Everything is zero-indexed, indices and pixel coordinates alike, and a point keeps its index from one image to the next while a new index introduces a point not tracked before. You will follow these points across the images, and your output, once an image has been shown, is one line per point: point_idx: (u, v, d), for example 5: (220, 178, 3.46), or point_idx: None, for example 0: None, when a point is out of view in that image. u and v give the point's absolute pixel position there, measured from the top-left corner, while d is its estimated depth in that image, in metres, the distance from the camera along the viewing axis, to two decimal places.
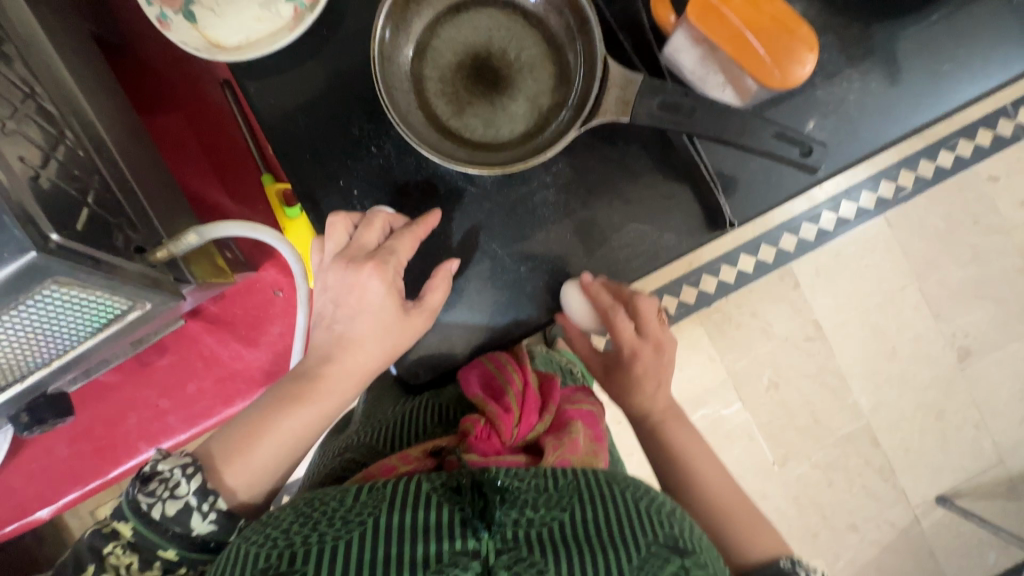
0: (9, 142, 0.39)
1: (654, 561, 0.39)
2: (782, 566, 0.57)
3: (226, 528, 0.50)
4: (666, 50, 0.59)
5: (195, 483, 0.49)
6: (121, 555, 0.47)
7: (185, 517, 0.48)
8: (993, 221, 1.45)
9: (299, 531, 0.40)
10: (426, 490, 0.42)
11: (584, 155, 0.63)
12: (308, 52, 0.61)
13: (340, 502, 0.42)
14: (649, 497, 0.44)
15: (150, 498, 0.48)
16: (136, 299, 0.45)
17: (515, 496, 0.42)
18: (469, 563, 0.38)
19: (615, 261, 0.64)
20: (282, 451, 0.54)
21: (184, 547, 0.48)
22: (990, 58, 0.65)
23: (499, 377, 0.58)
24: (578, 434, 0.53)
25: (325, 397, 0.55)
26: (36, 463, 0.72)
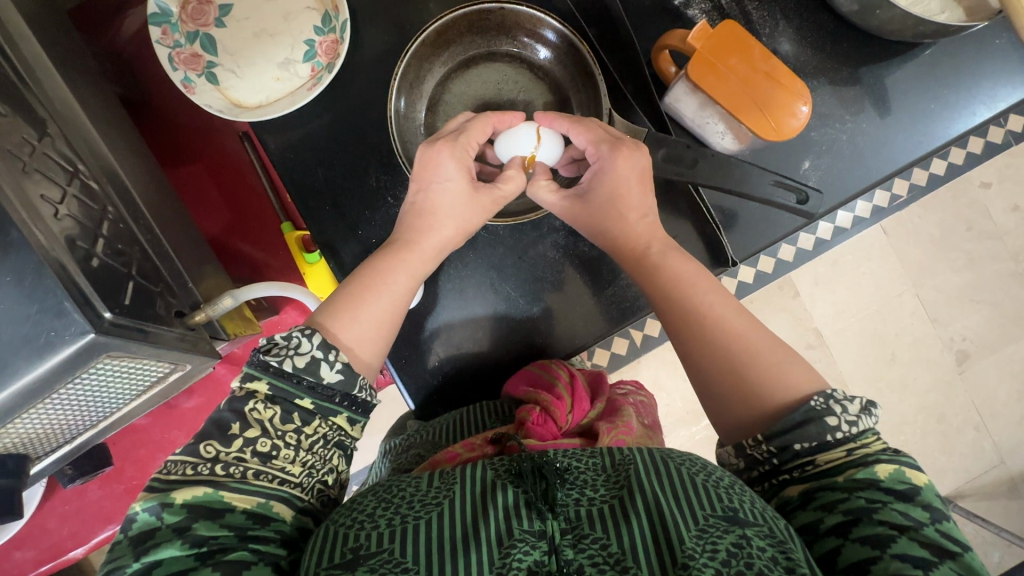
0: (62, 226, 0.42)
1: (713, 531, 0.41)
2: (809, 409, 0.46)
3: (353, 382, 0.47)
4: (667, 99, 0.63)
5: (317, 338, 0.46)
6: (261, 410, 0.43)
7: (314, 368, 0.45)
8: (986, 227, 1.48)
9: (382, 514, 0.43)
10: (491, 475, 0.46)
11: None
12: (325, 107, 0.64)
13: (416, 488, 0.46)
14: (706, 470, 0.45)
15: (276, 354, 0.44)
16: (178, 361, 0.48)
17: (575, 476, 0.46)
18: (536, 542, 0.42)
19: (623, 297, 0.68)
20: (389, 310, 0.53)
21: (319, 398, 0.45)
22: (975, 95, 0.68)
23: (545, 376, 0.63)
24: (630, 418, 0.59)
25: (423, 254, 0.56)
26: (70, 504, 0.75)
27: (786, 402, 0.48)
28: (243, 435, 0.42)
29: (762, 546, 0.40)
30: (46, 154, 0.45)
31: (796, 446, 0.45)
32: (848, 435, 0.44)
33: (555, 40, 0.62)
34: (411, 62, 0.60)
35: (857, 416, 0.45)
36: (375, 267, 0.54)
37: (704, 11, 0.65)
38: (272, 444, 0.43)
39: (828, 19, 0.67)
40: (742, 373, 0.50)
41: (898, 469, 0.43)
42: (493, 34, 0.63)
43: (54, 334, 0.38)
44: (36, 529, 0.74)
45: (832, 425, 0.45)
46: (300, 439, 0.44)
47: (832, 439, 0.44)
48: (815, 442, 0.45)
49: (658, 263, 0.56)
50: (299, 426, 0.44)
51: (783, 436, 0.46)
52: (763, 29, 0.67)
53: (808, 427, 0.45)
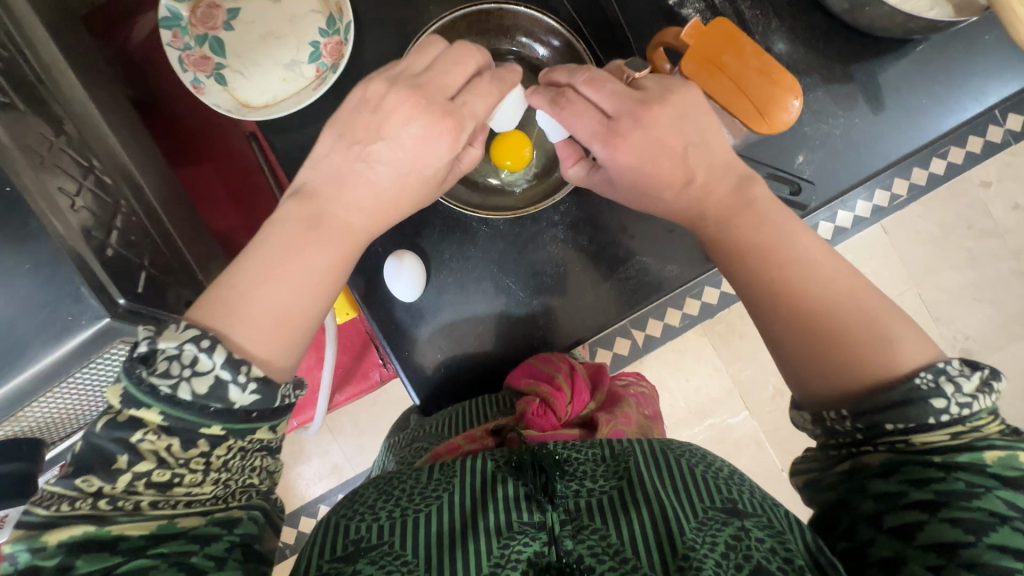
0: (77, 217, 0.44)
1: (711, 523, 0.43)
2: (912, 388, 0.43)
3: (272, 398, 0.40)
4: None
5: (219, 356, 0.37)
6: (155, 440, 0.36)
7: (220, 392, 0.37)
8: (987, 225, 1.49)
9: (385, 507, 0.46)
10: (492, 468, 0.49)
11: (589, 194, 0.67)
12: (329, 107, 0.66)
13: (417, 481, 0.49)
14: (704, 464, 0.48)
15: (168, 379, 0.36)
16: None
17: (575, 469, 0.48)
18: (537, 532, 0.44)
19: (622, 291, 0.69)
20: (308, 297, 0.45)
21: (229, 421, 0.38)
22: (967, 90, 0.70)
23: (546, 367, 0.64)
24: (629, 410, 0.62)
25: (353, 231, 0.49)
26: None
27: (891, 377, 0.45)
28: (132, 470, 0.36)
29: (761, 537, 0.42)
30: (61, 150, 0.47)
31: (887, 425, 0.43)
32: (955, 416, 0.42)
33: (553, 40, 0.64)
34: None
35: (970, 397, 0.42)
36: (283, 248, 0.45)
37: (698, 11, 0.67)
38: (171, 473, 0.37)
39: (820, 17, 0.69)
40: (835, 353, 0.47)
41: (1009, 456, 0.41)
42: (493, 35, 0.65)
43: (70, 319, 0.40)
44: None
45: (939, 407, 0.42)
46: (208, 461, 0.38)
47: (938, 419, 0.42)
48: (914, 422, 0.43)
49: (731, 237, 0.53)
50: (208, 449, 0.38)
51: (872, 415, 0.44)
52: (756, 28, 0.69)
53: (910, 407, 0.43)
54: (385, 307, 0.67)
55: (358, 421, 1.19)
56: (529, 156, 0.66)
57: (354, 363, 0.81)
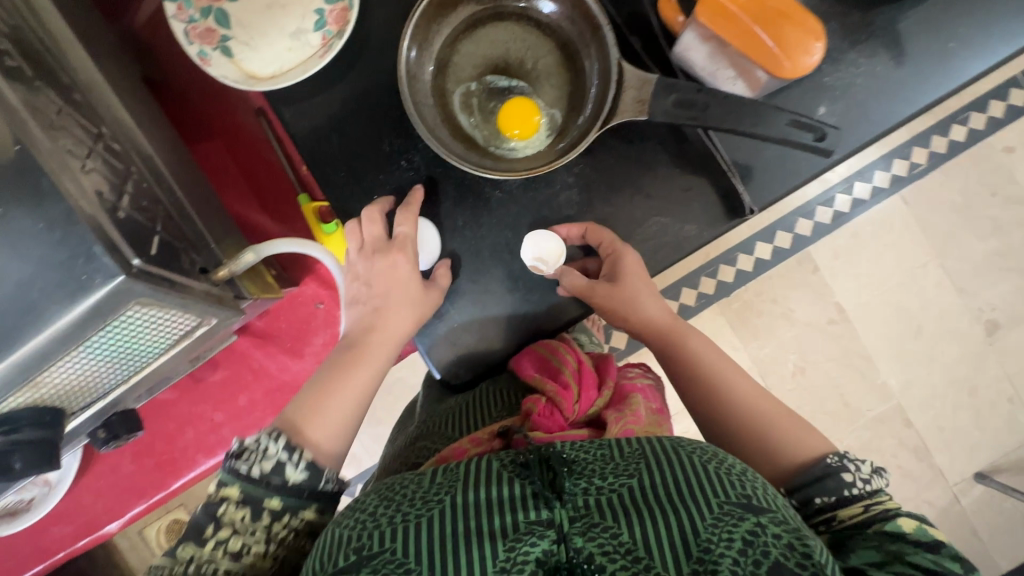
0: (89, 179, 0.43)
1: (727, 520, 0.42)
2: (827, 465, 0.53)
3: (320, 477, 0.53)
4: (677, 48, 0.61)
5: (283, 442, 0.52)
6: (234, 511, 0.49)
7: (281, 469, 0.51)
8: (1012, 191, 1.44)
9: (383, 512, 0.45)
10: (496, 467, 0.47)
11: (603, 155, 0.66)
12: (336, 76, 0.65)
13: (418, 485, 0.47)
14: (717, 459, 0.46)
15: (247, 460, 0.50)
16: (204, 315, 0.49)
17: (582, 467, 0.46)
18: (545, 531, 0.42)
19: (639, 254, 0.67)
20: (353, 407, 0.60)
21: (286, 496, 0.51)
22: (995, 33, 0.67)
23: (554, 359, 0.63)
24: (638, 406, 0.59)
25: (372, 358, 0.62)
26: (102, 480, 0.76)
27: (805, 461, 0.55)
28: (215, 537, 0.49)
29: (778, 532, 0.42)
30: (72, 116, 0.47)
31: (817, 500, 0.52)
32: (863, 490, 0.51)
33: None
34: (420, 22, 0.61)
35: (868, 475, 0.53)
36: (337, 368, 0.61)
37: None
38: (242, 543, 0.49)
39: None
40: (756, 430, 0.59)
41: (920, 525, 0.49)
42: None
43: (85, 277, 0.39)
44: (72, 504, 0.76)
45: (848, 480, 0.52)
46: (270, 533, 0.50)
47: (850, 493, 0.51)
48: (833, 497, 0.52)
49: (686, 339, 0.65)
50: (270, 522, 0.50)
51: (805, 490, 0.53)
52: None
53: (827, 481, 0.52)
54: None
55: (376, 409, 1.19)
56: (538, 125, 0.65)
57: None
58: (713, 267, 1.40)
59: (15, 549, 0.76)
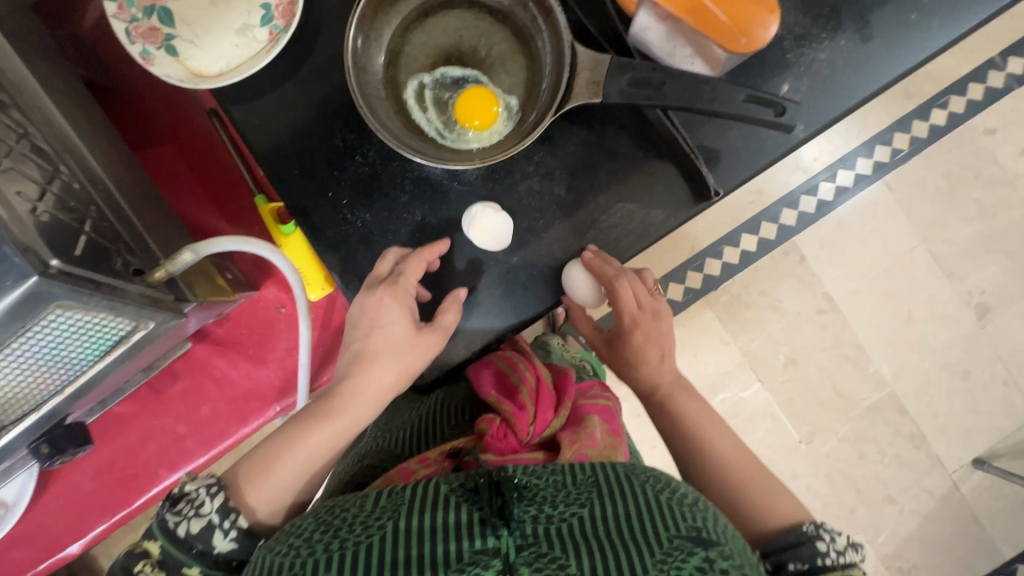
0: (6, 179, 0.41)
1: (677, 554, 0.40)
2: (802, 532, 0.55)
3: (247, 548, 0.51)
4: (633, 29, 0.60)
5: (218, 502, 0.50)
6: (149, 573, 0.48)
7: (207, 535, 0.49)
8: (996, 173, 1.43)
9: (321, 539, 0.42)
10: (445, 491, 0.44)
11: (563, 142, 0.64)
12: (285, 71, 0.63)
13: (359, 508, 0.44)
14: (670, 488, 0.45)
15: (178, 512, 0.49)
16: (138, 319, 0.47)
17: (533, 492, 0.44)
18: (490, 561, 0.40)
19: (606, 242, 0.65)
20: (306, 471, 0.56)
21: (207, 565, 0.49)
22: (958, 4, 0.65)
23: (513, 377, 0.62)
24: (594, 429, 0.57)
25: (347, 417, 0.58)
26: (62, 500, 0.73)
27: (780, 526, 0.57)
28: None
29: (728, 568, 0.40)
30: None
31: (790, 566, 0.53)
32: (835, 561, 0.52)
33: None
34: (366, 11, 0.59)
35: (843, 547, 0.54)
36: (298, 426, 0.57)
37: None
38: None
39: None
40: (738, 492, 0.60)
41: None
42: None
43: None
44: (32, 526, 0.73)
45: (821, 550, 0.53)
46: None
47: (822, 563, 0.52)
48: (806, 563, 0.53)
49: (673, 399, 0.67)
50: None
51: (780, 555, 0.54)
52: None
53: (802, 548, 0.54)
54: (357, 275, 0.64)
55: None
56: (497, 115, 0.63)
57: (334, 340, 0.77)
58: (699, 261, 1.38)
59: None
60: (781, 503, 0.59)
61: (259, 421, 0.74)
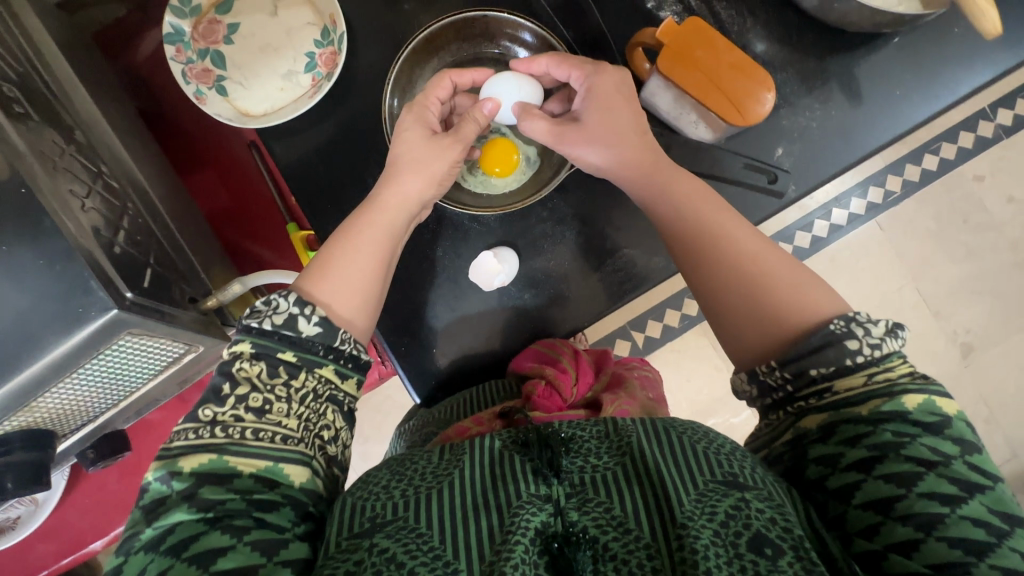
0: (87, 218, 0.46)
1: (712, 496, 0.44)
2: (829, 333, 0.49)
3: (333, 334, 0.51)
4: (643, 94, 0.66)
5: (292, 297, 0.50)
6: (248, 367, 0.48)
7: (293, 323, 0.50)
8: (982, 218, 1.50)
9: (397, 486, 0.47)
10: (499, 446, 0.49)
11: (576, 191, 0.70)
12: (325, 113, 0.69)
13: (428, 462, 0.50)
14: (706, 439, 0.48)
15: (256, 317, 0.49)
16: (191, 342, 0.52)
17: (579, 445, 0.49)
18: (542, 504, 0.44)
19: (611, 283, 0.71)
20: (363, 262, 0.56)
21: (301, 350, 0.49)
22: (940, 80, 0.72)
23: (546, 351, 0.67)
24: (633, 390, 0.66)
25: (385, 207, 0.59)
26: (89, 498, 0.78)
27: (811, 324, 0.51)
28: (235, 394, 0.47)
29: (762, 507, 0.43)
30: (74, 156, 0.50)
31: (814, 371, 0.49)
32: (870, 356, 0.47)
33: (532, 41, 0.67)
34: (404, 66, 0.67)
35: (881, 337, 0.48)
36: (345, 228, 0.58)
37: (676, 13, 0.71)
38: (263, 398, 0.47)
39: (794, 15, 0.71)
40: (772, 301, 0.53)
41: (928, 399, 0.46)
42: (478, 41, 0.69)
43: (81, 310, 0.42)
44: (58, 522, 0.78)
45: (853, 348, 0.48)
46: (290, 390, 0.48)
47: (853, 362, 0.48)
48: (834, 366, 0.48)
49: (724, 236, 0.57)
50: (287, 378, 0.48)
51: (800, 361, 0.50)
52: (732, 29, 0.71)
53: (829, 351, 0.48)
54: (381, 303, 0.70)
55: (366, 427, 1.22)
56: (517, 163, 0.69)
57: None
58: None
59: None
60: (814, 295, 0.53)
61: None
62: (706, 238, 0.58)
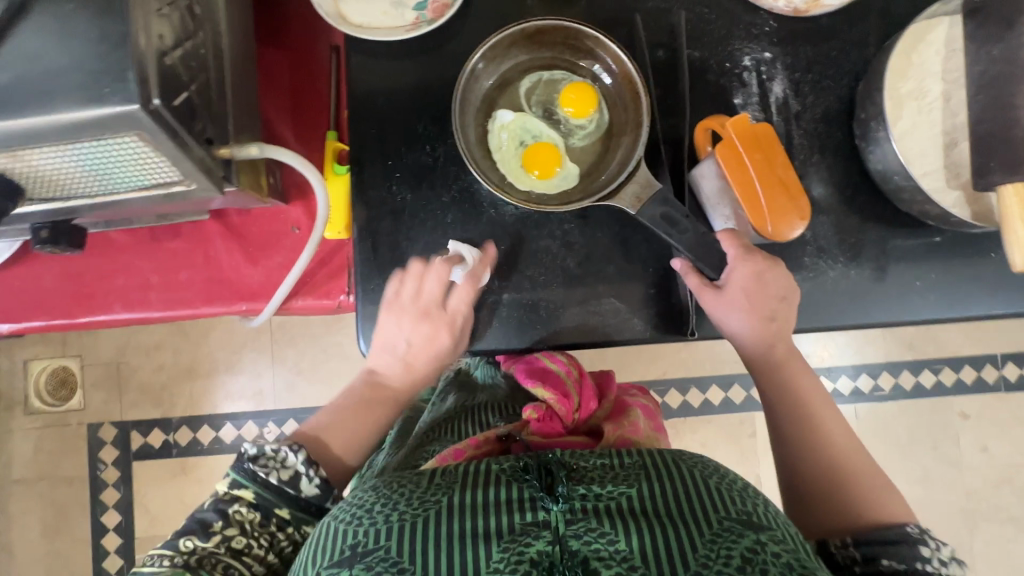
0: (157, 21, 0.48)
1: (725, 535, 0.47)
2: (906, 532, 0.58)
3: (328, 495, 0.63)
4: (694, 171, 0.68)
5: (301, 456, 0.62)
6: (244, 513, 0.60)
7: (297, 481, 0.62)
8: (951, 454, 1.49)
9: (380, 511, 0.50)
10: (497, 469, 0.53)
11: (594, 225, 0.72)
12: (412, 52, 0.72)
13: (419, 484, 0.53)
14: (717, 475, 0.52)
15: (266, 466, 0.61)
16: (187, 176, 0.53)
17: (582, 474, 0.52)
18: (541, 531, 0.48)
19: (585, 323, 0.71)
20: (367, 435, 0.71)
21: (295, 507, 0.61)
22: (958, 293, 0.73)
23: (555, 373, 0.74)
24: (635, 420, 0.70)
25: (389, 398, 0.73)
26: (19, 281, 0.77)
27: (882, 520, 0.61)
28: (222, 533, 0.59)
29: (778, 551, 0.46)
30: None
31: (885, 560, 0.57)
32: (936, 568, 0.56)
33: (623, 78, 0.70)
34: (505, 40, 0.68)
35: (946, 559, 0.56)
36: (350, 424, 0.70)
37: (756, 118, 0.74)
38: (245, 542, 0.59)
39: (858, 171, 0.74)
40: (825, 461, 0.66)
41: None
42: (579, 54, 0.71)
43: (107, 91, 0.44)
44: None
45: (924, 554, 0.56)
46: (272, 539, 0.60)
47: (922, 565, 0.56)
48: (903, 561, 0.56)
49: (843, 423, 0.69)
50: (275, 529, 0.60)
51: (873, 548, 0.58)
52: (799, 155, 0.74)
53: (902, 547, 0.57)
54: (373, 237, 0.71)
55: None
56: (555, 174, 0.70)
57: (323, 280, 0.80)
58: (665, 386, 1.45)
59: None
60: (894, 502, 0.63)
61: (223, 308, 0.78)
62: (799, 408, 0.69)
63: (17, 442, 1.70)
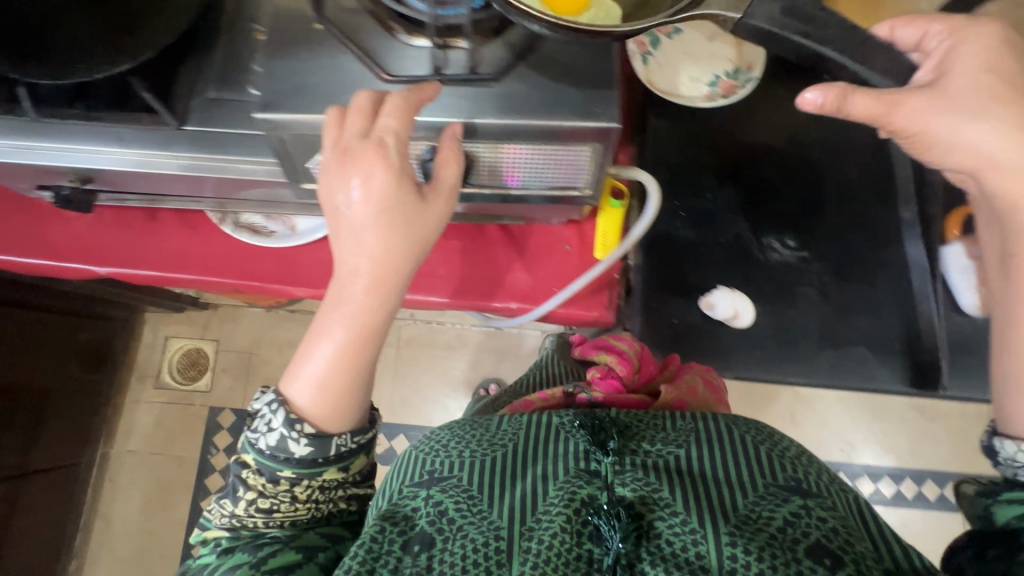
0: None
1: (770, 497, 0.49)
2: None
3: (322, 445, 0.58)
4: (947, 248, 0.81)
5: (281, 416, 0.57)
6: (255, 477, 0.58)
7: (285, 441, 0.57)
8: None
9: (457, 448, 0.55)
10: (570, 420, 0.56)
11: (849, 281, 0.82)
12: (702, 119, 0.88)
13: (493, 431, 0.57)
14: (768, 441, 0.54)
15: (260, 427, 0.58)
16: (590, 183, 0.67)
17: (635, 432, 0.55)
18: (594, 478, 0.51)
19: (837, 365, 0.79)
20: (344, 374, 0.57)
21: (297, 465, 0.57)
22: None
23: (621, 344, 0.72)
24: (695, 382, 0.65)
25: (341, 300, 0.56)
26: (329, 254, 0.90)
27: None
28: (245, 498, 0.58)
29: (823, 515, 0.48)
30: None
31: None
32: None
33: None
34: None
35: None
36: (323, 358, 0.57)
37: None
38: (269, 501, 0.58)
39: None
40: None
41: None
42: None
43: (597, 111, 0.57)
44: (297, 257, 0.90)
45: None
46: (292, 494, 0.58)
47: None
48: None
49: None
50: (288, 486, 0.58)
51: None
52: None
53: None
54: (655, 262, 0.83)
55: None
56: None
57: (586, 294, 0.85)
58: None
59: (229, 255, 0.90)
60: None
61: (497, 307, 0.87)
62: None
63: (141, 413, 1.77)
